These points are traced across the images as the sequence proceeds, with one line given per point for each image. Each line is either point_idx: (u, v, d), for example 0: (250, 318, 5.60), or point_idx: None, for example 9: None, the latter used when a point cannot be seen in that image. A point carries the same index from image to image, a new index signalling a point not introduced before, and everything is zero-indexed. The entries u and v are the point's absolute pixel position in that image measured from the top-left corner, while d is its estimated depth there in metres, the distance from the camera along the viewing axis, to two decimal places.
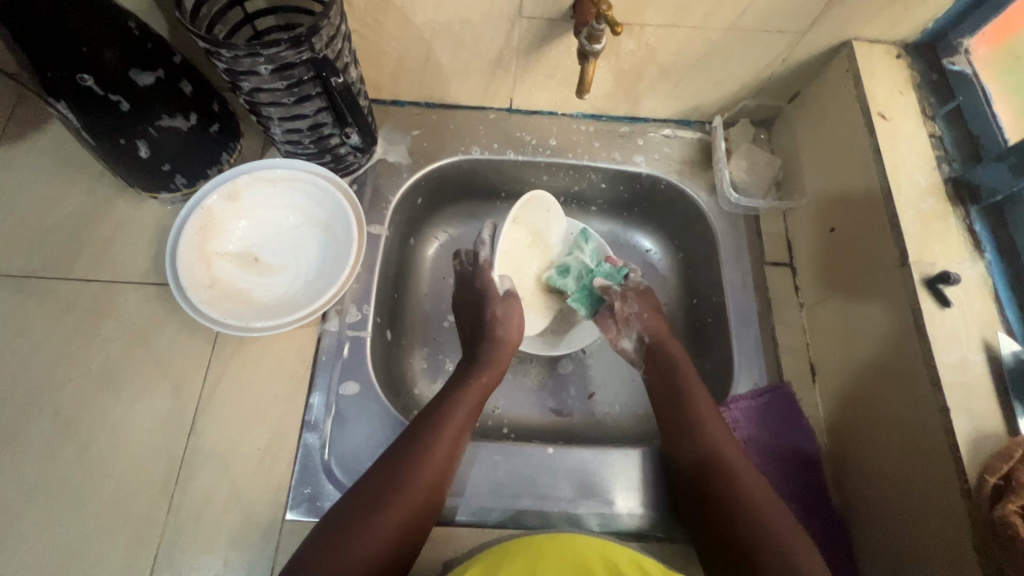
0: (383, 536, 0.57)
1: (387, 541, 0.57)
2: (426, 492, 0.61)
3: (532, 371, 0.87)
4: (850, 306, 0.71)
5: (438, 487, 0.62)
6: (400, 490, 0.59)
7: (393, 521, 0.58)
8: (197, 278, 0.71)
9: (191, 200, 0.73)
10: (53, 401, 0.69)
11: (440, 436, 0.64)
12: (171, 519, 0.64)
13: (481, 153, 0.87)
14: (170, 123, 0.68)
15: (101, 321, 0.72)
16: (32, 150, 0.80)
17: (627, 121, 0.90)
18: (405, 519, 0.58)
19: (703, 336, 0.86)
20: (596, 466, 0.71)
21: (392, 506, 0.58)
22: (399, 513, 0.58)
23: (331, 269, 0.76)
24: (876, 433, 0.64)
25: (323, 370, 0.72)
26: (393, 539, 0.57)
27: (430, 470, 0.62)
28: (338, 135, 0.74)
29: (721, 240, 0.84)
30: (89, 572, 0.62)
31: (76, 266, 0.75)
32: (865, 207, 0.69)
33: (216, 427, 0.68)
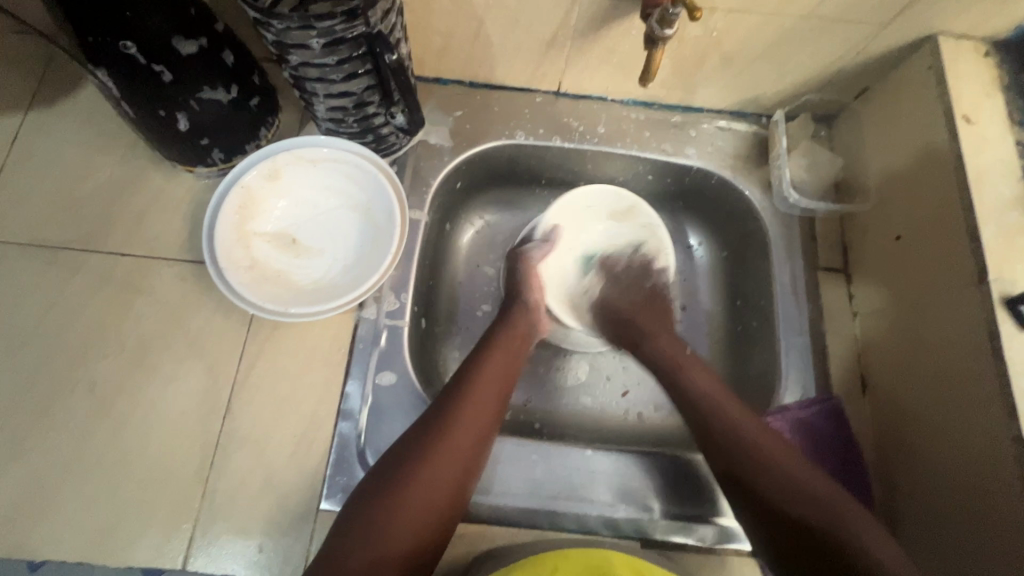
0: (404, 530, 0.54)
1: (409, 533, 0.54)
2: (452, 480, 0.58)
3: (566, 366, 0.85)
4: (916, 321, 0.67)
5: (466, 475, 0.59)
6: (423, 479, 0.56)
7: (417, 514, 0.55)
8: (236, 259, 0.70)
9: (229, 177, 0.71)
10: (87, 376, 0.67)
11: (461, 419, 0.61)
12: (206, 502, 0.64)
13: (526, 138, 0.83)
14: (211, 95, 0.65)
15: (135, 297, 0.71)
16: (64, 115, 0.77)
17: (680, 110, 0.86)
18: (430, 509, 0.56)
19: (745, 340, 0.83)
20: (633, 469, 0.70)
21: (414, 498, 0.56)
22: (421, 493, 0.56)
23: (371, 255, 0.74)
24: (938, 458, 0.63)
25: (360, 358, 0.70)
26: (416, 532, 0.55)
27: (454, 455, 0.58)
28: (383, 115, 0.70)
29: (773, 241, 0.80)
30: (124, 550, 0.62)
31: (110, 238, 0.73)
32: (942, 218, 0.65)
33: (250, 411, 0.67)
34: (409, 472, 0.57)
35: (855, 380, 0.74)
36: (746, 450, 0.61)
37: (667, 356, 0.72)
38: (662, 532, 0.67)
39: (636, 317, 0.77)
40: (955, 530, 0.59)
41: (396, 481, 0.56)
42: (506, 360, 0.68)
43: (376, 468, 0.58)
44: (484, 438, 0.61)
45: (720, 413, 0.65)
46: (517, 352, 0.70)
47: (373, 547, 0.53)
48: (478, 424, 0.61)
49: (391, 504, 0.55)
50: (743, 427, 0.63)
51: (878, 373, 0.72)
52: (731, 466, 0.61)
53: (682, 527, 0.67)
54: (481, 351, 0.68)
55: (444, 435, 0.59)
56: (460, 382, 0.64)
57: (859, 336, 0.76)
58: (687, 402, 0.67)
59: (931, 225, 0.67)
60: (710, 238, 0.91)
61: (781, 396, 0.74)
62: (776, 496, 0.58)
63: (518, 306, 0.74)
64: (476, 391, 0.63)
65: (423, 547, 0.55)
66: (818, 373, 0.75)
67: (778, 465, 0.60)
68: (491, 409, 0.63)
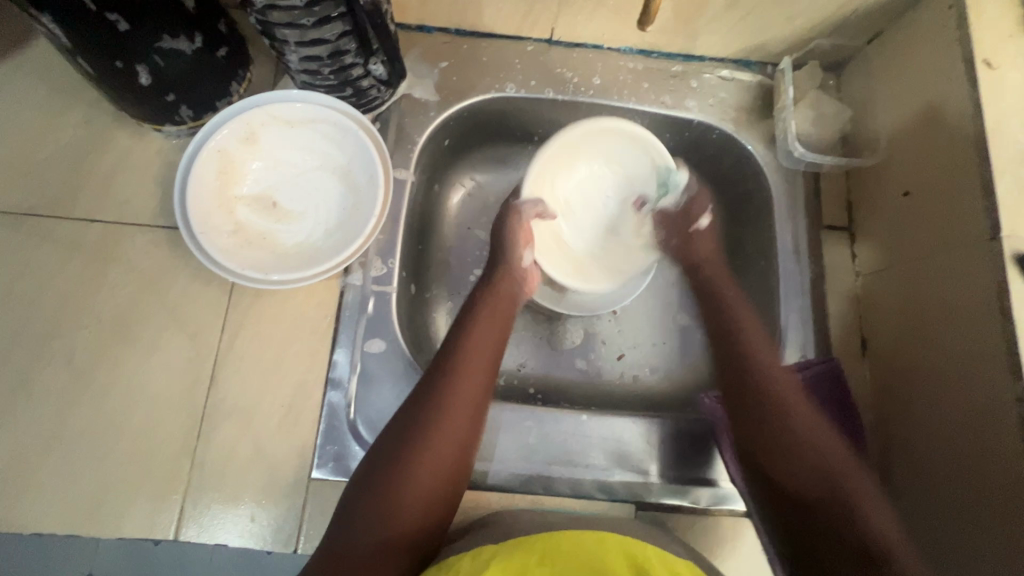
0: (414, 509, 0.52)
1: (416, 514, 0.52)
2: (453, 455, 0.55)
3: (560, 330, 0.83)
4: (921, 279, 0.66)
5: (464, 450, 0.56)
6: (421, 456, 0.54)
7: (421, 492, 0.53)
8: (218, 225, 0.66)
9: (199, 136, 0.66)
10: (64, 348, 0.65)
11: (461, 394, 0.58)
12: (195, 473, 0.63)
13: (516, 91, 0.78)
14: (172, 45, 0.59)
15: (109, 265, 0.67)
16: (18, 71, 0.72)
17: (680, 59, 0.80)
18: (436, 487, 0.54)
19: (744, 301, 0.81)
20: (630, 435, 0.69)
21: (416, 476, 0.53)
22: (428, 466, 0.54)
23: (355, 217, 0.70)
24: (939, 417, 0.62)
25: (347, 325, 0.68)
26: (423, 508, 0.52)
27: (454, 429, 0.56)
28: (361, 65, 0.65)
29: (776, 199, 0.77)
30: (114, 522, 0.61)
31: (78, 204, 0.69)
32: (954, 171, 0.61)
33: (236, 382, 0.65)
34: (408, 449, 0.54)
35: (855, 341, 0.74)
36: (851, 495, 0.58)
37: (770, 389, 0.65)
38: (657, 495, 0.67)
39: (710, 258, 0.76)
40: (953, 488, 0.59)
41: (393, 460, 0.53)
42: (494, 330, 0.65)
43: (371, 454, 0.55)
44: (478, 413, 0.58)
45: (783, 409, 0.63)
46: (505, 317, 0.67)
47: (379, 533, 0.50)
48: (473, 395, 0.59)
49: (392, 484, 0.52)
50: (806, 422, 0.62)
51: (879, 335, 0.71)
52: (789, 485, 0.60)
53: (678, 490, 0.67)
54: (465, 319, 0.65)
55: (438, 409, 0.56)
56: (450, 354, 0.61)
57: (861, 295, 0.75)
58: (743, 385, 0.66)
59: (942, 180, 0.63)
60: (709, 197, 0.87)
61: (780, 357, 0.73)
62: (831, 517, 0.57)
63: (499, 269, 0.70)
64: (468, 363, 0.60)
65: (432, 529, 0.53)
66: (818, 335, 0.73)
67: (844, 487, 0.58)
68: (483, 380, 0.60)
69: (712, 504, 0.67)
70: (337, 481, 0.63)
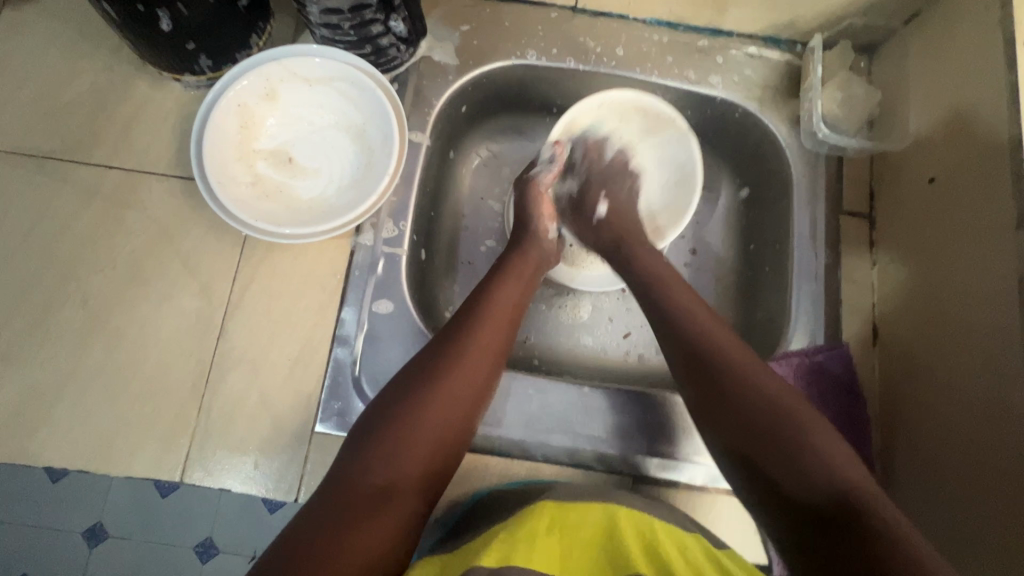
0: (421, 455, 0.52)
1: (422, 458, 0.52)
2: (466, 406, 0.55)
3: (567, 304, 0.83)
4: (938, 268, 0.64)
5: (477, 404, 0.57)
6: (439, 398, 0.54)
7: (432, 435, 0.53)
8: (237, 176, 0.67)
9: (218, 86, 0.66)
10: (79, 292, 0.66)
11: (481, 345, 0.58)
12: (202, 419, 0.64)
13: (538, 58, 0.77)
14: None
15: (125, 212, 0.68)
16: (43, 14, 0.72)
17: (707, 34, 0.78)
18: (443, 438, 0.53)
19: (756, 285, 0.80)
20: (632, 410, 0.69)
21: (425, 419, 0.53)
22: (441, 412, 0.54)
23: (369, 176, 0.70)
24: (951, 411, 0.60)
25: (356, 285, 0.68)
26: (431, 457, 0.52)
27: (469, 381, 0.56)
28: (382, 22, 0.64)
29: (796, 182, 0.76)
30: (122, 462, 0.63)
31: (96, 150, 0.69)
32: (984, 158, 0.59)
33: (245, 334, 0.66)
34: (425, 394, 0.54)
35: (867, 330, 0.73)
36: (808, 448, 0.50)
37: (719, 350, 0.57)
38: (655, 469, 0.67)
39: (628, 234, 0.71)
40: (957, 481, 0.59)
41: (408, 402, 0.53)
42: (518, 290, 0.65)
43: (384, 393, 0.55)
44: (494, 367, 0.59)
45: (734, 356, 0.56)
46: (528, 283, 0.66)
47: (389, 472, 0.50)
48: (491, 349, 0.59)
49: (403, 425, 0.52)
50: (761, 382, 0.54)
51: (891, 325, 0.70)
52: (738, 436, 0.53)
53: (675, 466, 0.67)
54: (490, 279, 0.65)
55: (460, 357, 0.56)
56: (475, 307, 0.61)
57: (876, 285, 0.73)
58: (683, 343, 0.59)
59: (970, 167, 0.62)
60: (728, 178, 0.85)
61: (787, 342, 0.72)
62: (785, 455, 0.50)
63: (523, 234, 0.70)
64: (490, 318, 0.60)
65: (437, 476, 0.53)
66: (829, 322, 0.73)
67: (808, 434, 0.50)
68: (502, 337, 0.60)
69: (708, 482, 0.67)
70: (340, 436, 0.64)
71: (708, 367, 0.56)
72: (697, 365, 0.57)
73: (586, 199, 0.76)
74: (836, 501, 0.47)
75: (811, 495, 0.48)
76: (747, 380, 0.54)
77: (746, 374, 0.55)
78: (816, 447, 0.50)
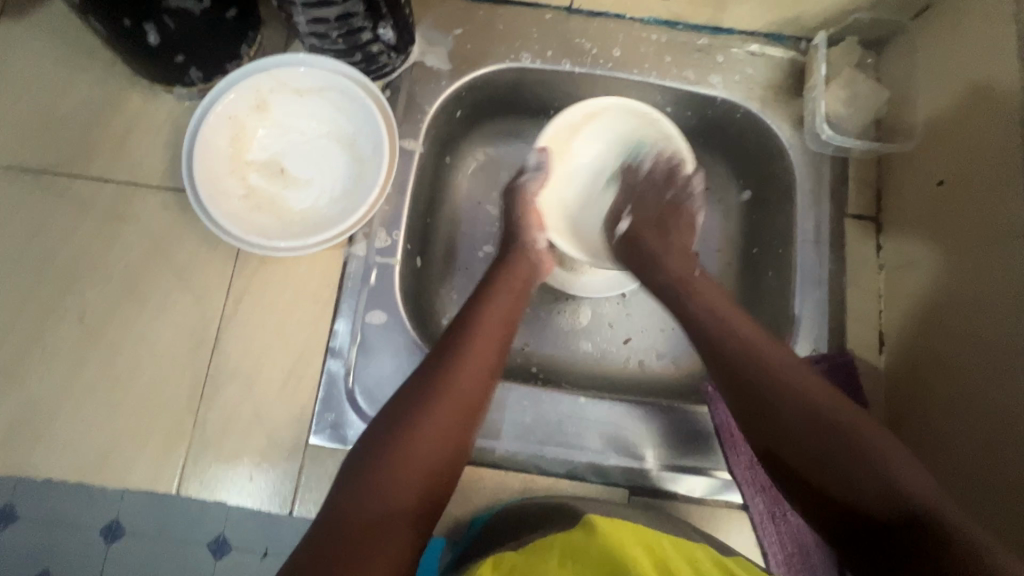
0: (416, 481, 0.51)
1: (417, 484, 0.51)
2: (463, 423, 0.55)
3: (566, 310, 0.82)
4: (948, 275, 0.62)
5: (469, 424, 0.56)
6: (430, 421, 0.53)
7: (425, 460, 0.52)
8: (229, 188, 0.67)
9: (207, 99, 0.66)
10: (76, 305, 0.67)
11: (471, 363, 0.57)
12: (198, 432, 0.64)
13: (532, 61, 0.75)
14: (180, 4, 0.59)
15: (119, 225, 0.68)
16: (37, 28, 0.72)
17: (707, 32, 0.76)
18: (438, 462, 0.52)
19: (759, 290, 0.78)
20: (627, 421, 0.68)
21: (421, 441, 0.52)
22: (434, 435, 0.53)
23: (361, 186, 0.69)
24: (960, 424, 0.58)
25: (349, 296, 0.68)
26: (426, 483, 0.51)
27: (465, 398, 0.55)
28: (370, 29, 0.63)
29: (800, 184, 0.73)
30: (120, 474, 0.64)
31: (91, 163, 0.70)
32: (996, 160, 0.57)
33: (239, 346, 0.66)
34: (416, 417, 0.53)
35: (873, 337, 0.71)
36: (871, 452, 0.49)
37: (747, 349, 0.56)
38: (653, 481, 0.66)
39: (649, 241, 0.69)
40: (963, 496, 0.57)
41: (399, 427, 0.52)
42: (508, 304, 0.64)
43: (376, 418, 0.54)
44: (485, 385, 0.58)
45: (761, 352, 0.56)
46: (522, 294, 0.66)
47: (384, 501, 0.49)
48: (485, 364, 0.58)
49: (402, 446, 0.51)
50: (802, 386, 0.54)
51: (899, 331, 0.68)
52: (794, 449, 0.52)
53: (673, 477, 0.66)
54: (483, 293, 0.64)
55: (449, 376, 0.56)
56: (464, 324, 0.60)
57: (883, 290, 0.71)
58: (722, 353, 0.58)
59: (982, 169, 0.59)
60: (730, 180, 0.83)
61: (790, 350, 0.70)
62: (841, 464, 0.49)
63: (514, 246, 0.69)
64: (478, 334, 0.59)
65: (434, 501, 0.52)
66: (833, 329, 0.71)
67: (870, 438, 0.50)
68: (494, 354, 0.60)
69: (707, 494, 0.66)
70: (334, 448, 0.64)
71: (748, 379, 0.55)
72: (736, 378, 0.56)
73: (605, 210, 0.73)
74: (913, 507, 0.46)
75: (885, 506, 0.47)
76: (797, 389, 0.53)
77: (785, 381, 0.54)
78: (882, 453, 0.49)
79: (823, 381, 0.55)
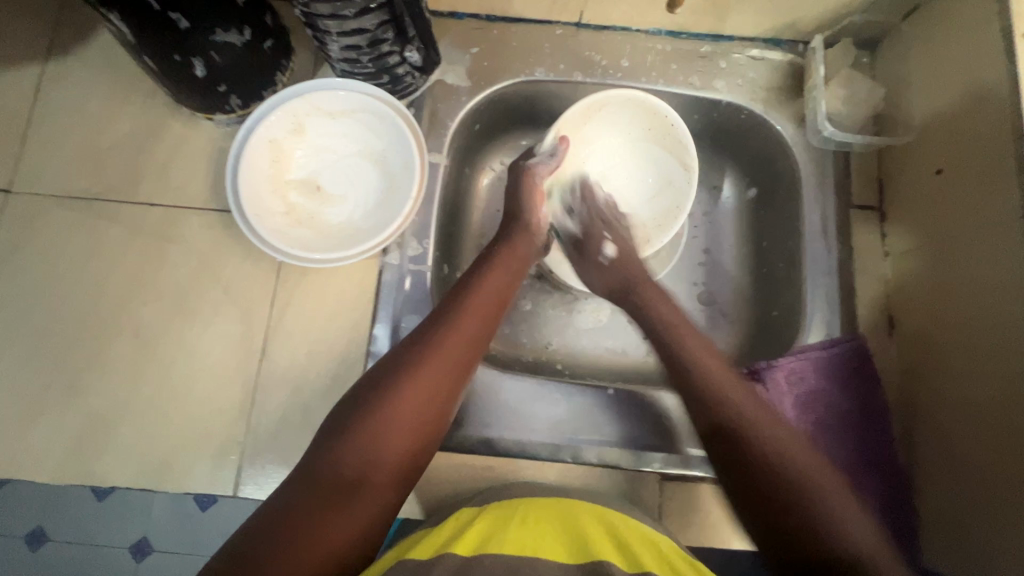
0: (396, 441, 0.52)
1: (400, 445, 0.52)
2: (445, 392, 0.56)
3: (587, 309, 0.85)
4: (949, 258, 0.66)
5: (454, 393, 0.57)
6: (414, 383, 0.54)
7: (405, 423, 0.52)
8: (273, 206, 0.71)
9: (249, 123, 0.70)
10: (130, 323, 0.71)
11: (461, 333, 0.59)
12: (251, 437, 0.68)
13: (545, 74, 0.80)
14: (224, 39, 0.63)
15: (168, 246, 0.73)
16: (83, 65, 0.77)
17: (709, 40, 0.81)
18: (418, 426, 0.53)
19: (771, 281, 0.82)
20: (654, 409, 0.71)
21: (402, 403, 0.53)
22: (418, 398, 0.54)
23: (393, 199, 0.74)
24: (966, 399, 0.62)
25: (386, 302, 0.72)
26: (405, 445, 0.52)
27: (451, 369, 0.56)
28: (398, 53, 0.68)
29: (805, 179, 0.78)
30: (178, 479, 0.68)
31: (139, 189, 0.74)
32: (989, 148, 0.61)
33: (285, 354, 0.70)
34: (403, 378, 0.54)
35: (883, 320, 0.74)
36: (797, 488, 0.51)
37: (746, 410, 0.56)
38: (681, 467, 0.69)
39: (635, 275, 0.73)
40: (976, 466, 0.60)
41: (386, 385, 0.53)
42: (504, 281, 0.66)
43: (364, 377, 0.55)
44: (473, 356, 0.59)
45: (729, 392, 0.58)
46: (515, 275, 0.68)
47: (363, 455, 0.50)
48: (473, 338, 0.59)
49: (381, 410, 0.52)
50: (773, 434, 0.55)
51: (907, 314, 0.72)
52: (742, 484, 0.53)
53: (700, 461, 0.69)
54: (478, 268, 0.66)
55: (438, 342, 0.57)
56: (459, 295, 0.62)
57: (890, 275, 0.75)
58: (708, 394, 0.59)
59: (975, 156, 0.63)
60: (737, 178, 0.87)
61: (805, 336, 0.74)
62: (796, 511, 0.50)
63: (517, 228, 0.72)
64: (473, 307, 0.61)
65: (411, 465, 0.53)
66: (844, 314, 0.74)
67: (818, 487, 0.51)
68: (484, 328, 0.61)
69: None
70: None
71: (721, 416, 0.56)
72: (713, 417, 0.57)
73: (591, 242, 0.77)
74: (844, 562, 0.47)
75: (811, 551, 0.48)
76: (775, 438, 0.54)
77: (761, 429, 0.55)
78: (836, 508, 0.50)
79: (800, 437, 0.56)
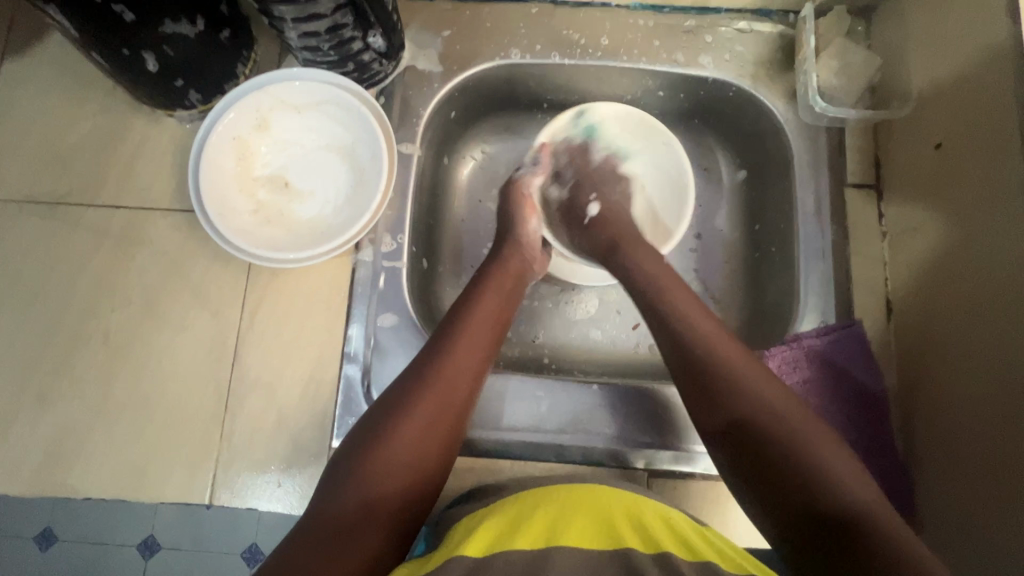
0: (397, 481, 0.50)
1: (400, 483, 0.50)
2: (448, 422, 0.54)
3: (573, 300, 0.83)
4: (948, 236, 0.62)
5: (459, 423, 0.55)
6: (415, 418, 0.52)
7: (407, 460, 0.51)
8: (241, 205, 0.69)
9: (209, 120, 0.67)
10: (99, 330, 0.69)
11: (461, 360, 0.56)
12: (225, 443, 0.67)
13: (521, 56, 0.76)
14: (175, 29, 0.60)
15: (135, 249, 0.71)
16: (41, 63, 0.74)
17: (694, 13, 0.76)
18: (421, 460, 0.52)
19: (764, 265, 0.79)
20: (641, 404, 0.69)
21: (403, 441, 0.51)
22: (419, 433, 0.52)
23: (363, 192, 0.71)
24: (963, 386, 0.59)
25: (360, 300, 0.69)
26: (406, 483, 0.50)
27: (449, 395, 0.54)
28: (360, 38, 0.65)
29: (798, 158, 0.74)
30: (153, 488, 0.66)
31: (102, 191, 0.72)
32: (991, 119, 0.57)
33: (258, 358, 0.68)
34: (404, 414, 0.52)
35: (880, 303, 0.71)
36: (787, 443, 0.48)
37: (723, 355, 0.54)
38: (669, 463, 0.67)
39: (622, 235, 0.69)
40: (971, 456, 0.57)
41: (385, 422, 0.52)
42: (500, 298, 0.64)
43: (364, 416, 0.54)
44: (474, 382, 0.57)
45: (735, 366, 0.53)
46: (512, 291, 0.66)
47: (363, 497, 0.48)
48: (474, 360, 0.57)
49: (378, 449, 0.50)
50: (760, 389, 0.51)
51: (906, 296, 0.68)
52: (740, 433, 0.50)
53: (688, 455, 0.67)
54: (474, 287, 0.64)
55: (438, 372, 0.55)
56: (456, 318, 0.60)
57: (887, 256, 0.71)
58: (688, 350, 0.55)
59: (976, 128, 0.59)
60: (727, 159, 0.83)
61: (798, 323, 0.71)
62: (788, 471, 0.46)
63: (507, 243, 0.70)
64: (472, 330, 0.59)
65: (416, 501, 0.51)
66: (840, 299, 0.71)
67: (801, 432, 0.48)
68: (484, 352, 0.59)
69: None
70: None
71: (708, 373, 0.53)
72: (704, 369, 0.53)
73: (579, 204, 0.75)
74: (839, 517, 0.43)
75: (807, 506, 0.45)
76: (763, 395, 0.51)
77: (753, 382, 0.51)
78: (825, 458, 0.47)
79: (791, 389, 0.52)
